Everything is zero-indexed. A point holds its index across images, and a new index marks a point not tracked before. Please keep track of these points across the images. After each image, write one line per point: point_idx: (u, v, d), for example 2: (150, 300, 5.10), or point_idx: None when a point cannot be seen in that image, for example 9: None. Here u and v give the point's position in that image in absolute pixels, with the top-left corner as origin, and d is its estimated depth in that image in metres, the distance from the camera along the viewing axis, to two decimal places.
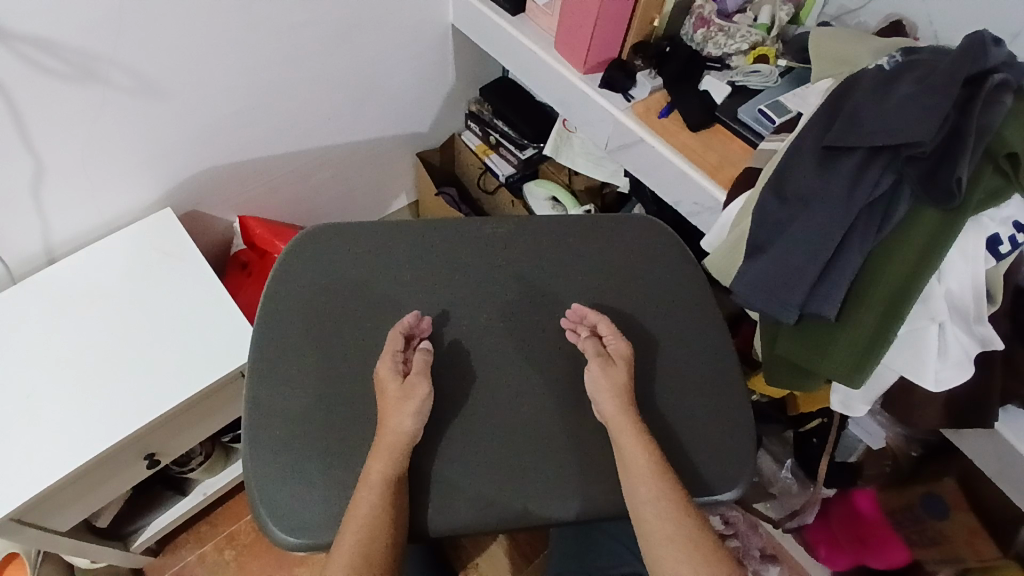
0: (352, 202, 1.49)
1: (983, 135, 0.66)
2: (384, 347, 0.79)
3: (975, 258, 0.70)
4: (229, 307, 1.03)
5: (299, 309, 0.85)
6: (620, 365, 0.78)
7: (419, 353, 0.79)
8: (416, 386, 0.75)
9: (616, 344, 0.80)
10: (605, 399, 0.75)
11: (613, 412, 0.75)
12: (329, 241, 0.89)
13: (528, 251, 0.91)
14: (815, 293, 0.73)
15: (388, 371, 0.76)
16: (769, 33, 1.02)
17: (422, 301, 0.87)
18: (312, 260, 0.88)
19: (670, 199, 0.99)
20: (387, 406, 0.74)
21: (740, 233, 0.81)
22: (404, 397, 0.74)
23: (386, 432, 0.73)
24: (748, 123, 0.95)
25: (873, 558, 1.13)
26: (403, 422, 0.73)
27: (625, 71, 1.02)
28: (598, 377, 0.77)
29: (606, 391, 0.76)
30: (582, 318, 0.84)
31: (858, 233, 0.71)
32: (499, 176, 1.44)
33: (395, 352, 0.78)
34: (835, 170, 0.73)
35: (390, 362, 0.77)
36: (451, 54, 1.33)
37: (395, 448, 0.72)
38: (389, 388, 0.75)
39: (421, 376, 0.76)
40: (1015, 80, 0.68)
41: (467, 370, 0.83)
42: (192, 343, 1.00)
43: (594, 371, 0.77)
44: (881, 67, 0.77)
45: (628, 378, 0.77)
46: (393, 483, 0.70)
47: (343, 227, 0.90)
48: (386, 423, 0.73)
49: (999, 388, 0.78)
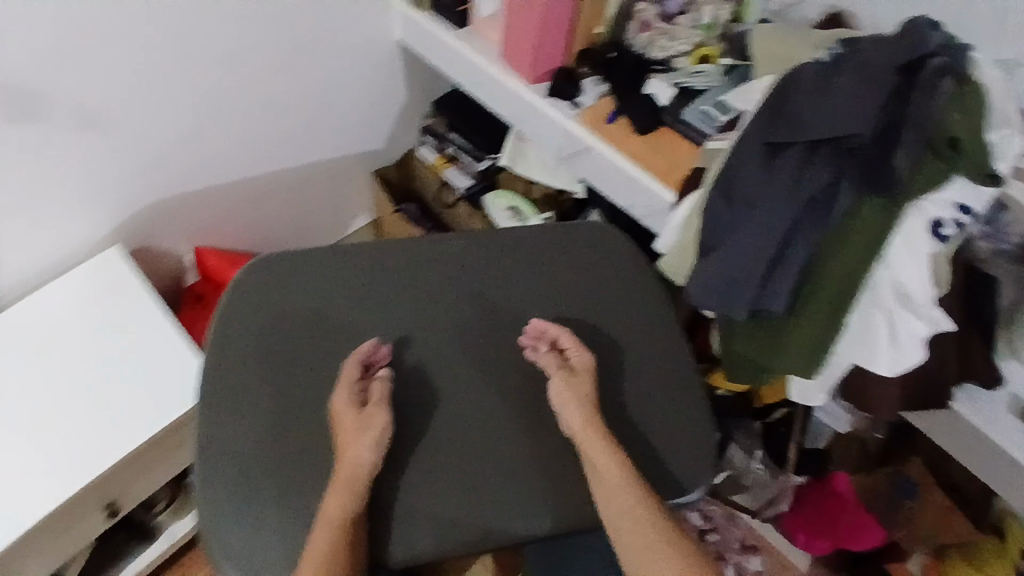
0: (308, 227, 1.46)
1: (920, 126, 0.68)
2: (341, 376, 0.78)
3: (921, 245, 0.70)
4: (177, 343, 1.01)
5: (251, 342, 0.82)
6: (583, 376, 0.79)
7: (377, 381, 0.78)
8: (375, 414, 0.75)
9: (578, 355, 0.81)
10: (571, 413, 0.76)
11: (580, 426, 0.75)
12: (279, 270, 0.86)
13: (485, 268, 0.89)
14: (764, 291, 0.74)
15: (345, 401, 0.76)
16: (711, 33, 1.02)
17: (379, 325, 0.86)
18: (261, 291, 0.85)
19: (623, 204, 0.99)
20: (345, 437, 0.74)
21: (691, 234, 0.84)
22: (364, 427, 0.74)
23: (348, 464, 0.72)
24: (692, 123, 0.95)
25: (851, 540, 1.13)
26: (360, 453, 0.72)
27: (570, 80, 1.01)
28: (562, 392, 0.78)
29: (572, 403, 0.77)
30: (542, 333, 0.84)
31: (803, 228, 0.72)
32: (459, 190, 1.38)
33: (351, 382, 0.78)
34: (778, 167, 0.73)
35: (346, 393, 0.77)
36: (401, 69, 1.32)
37: (354, 483, 0.71)
38: (346, 416, 0.75)
39: (380, 405, 0.76)
40: (955, 65, 0.69)
41: (428, 391, 0.82)
42: (142, 385, 0.98)
43: (556, 384, 0.78)
44: (821, 62, 0.78)
45: (592, 389, 0.78)
46: (349, 526, 0.70)
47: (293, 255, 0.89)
48: (345, 454, 0.73)
49: (950, 368, 0.78)
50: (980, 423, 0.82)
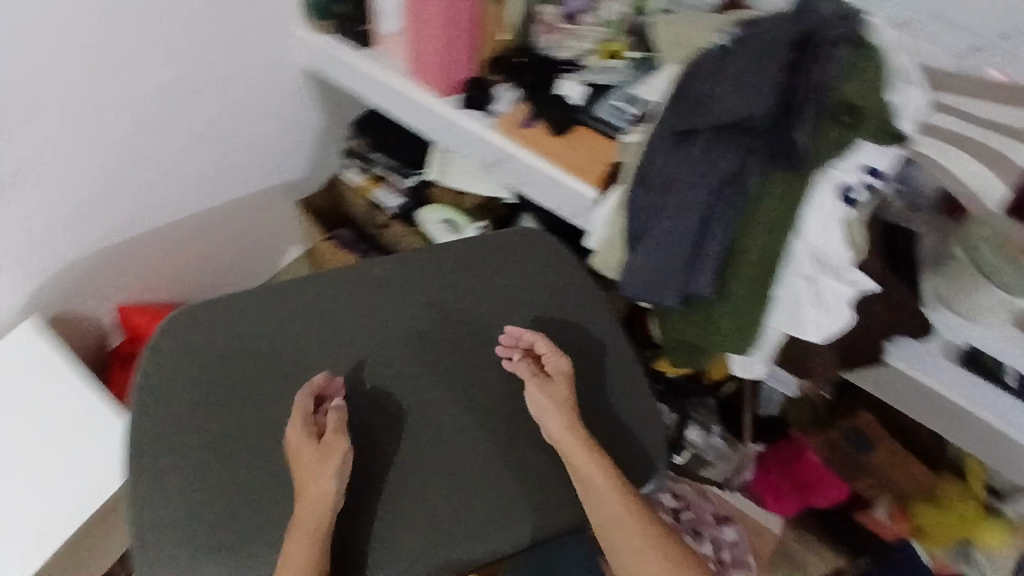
0: (239, 265, 1.41)
1: (816, 96, 0.70)
2: (293, 411, 0.77)
3: (831, 210, 0.73)
4: (97, 420, 1.01)
5: (187, 396, 0.79)
6: (559, 382, 0.81)
7: (331, 412, 0.77)
8: (334, 444, 0.74)
9: (555, 361, 0.82)
10: (552, 420, 0.78)
11: (562, 435, 0.77)
12: (210, 316, 0.84)
13: (415, 287, 0.88)
14: (692, 275, 0.76)
15: (300, 436, 0.75)
16: (616, 28, 1.03)
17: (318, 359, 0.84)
18: (191, 343, 0.82)
19: (551, 206, 0.99)
20: (305, 471, 0.73)
21: (620, 228, 0.87)
22: (324, 459, 0.73)
23: (311, 503, 0.71)
24: (606, 118, 0.95)
25: (815, 496, 1.18)
26: (329, 482, 0.72)
27: (481, 89, 1.01)
28: (540, 399, 0.80)
29: (551, 410, 0.79)
30: (519, 338, 0.85)
31: (720, 210, 0.74)
32: (391, 209, 1.35)
33: (304, 416, 0.76)
34: (689, 155, 0.75)
35: (300, 426, 0.75)
36: (312, 94, 1.30)
37: (318, 526, 0.71)
38: (305, 450, 0.74)
39: (339, 434, 0.75)
40: (842, 37, 0.72)
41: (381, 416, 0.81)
42: (69, 467, 0.98)
43: (533, 392, 0.80)
44: (721, 46, 0.80)
45: (569, 394, 0.80)
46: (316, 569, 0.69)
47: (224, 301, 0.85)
48: (306, 491, 0.72)
49: (879, 323, 0.79)
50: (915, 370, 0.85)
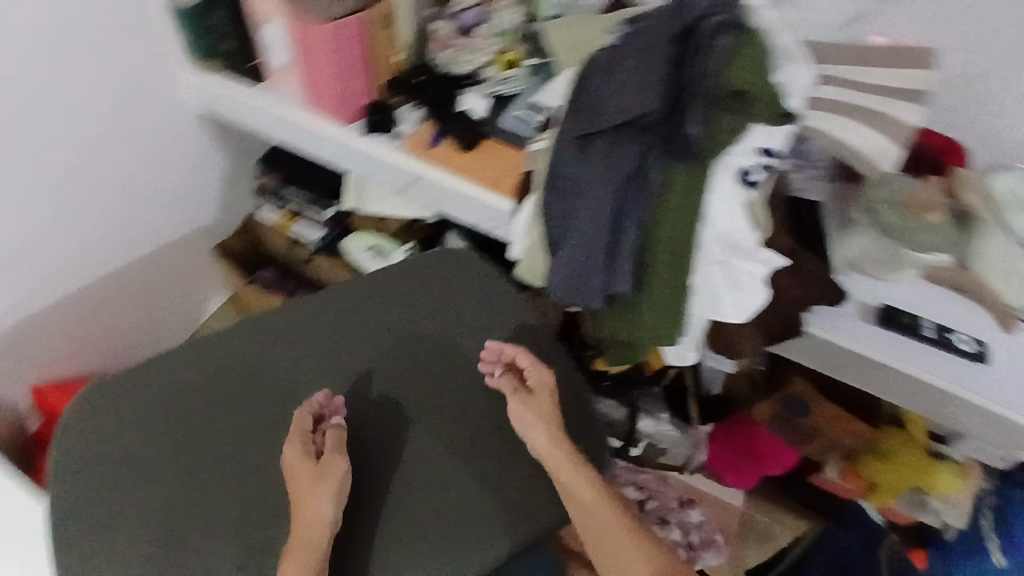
0: (157, 325, 1.33)
1: (701, 85, 0.72)
2: (291, 429, 0.83)
3: (731, 195, 0.75)
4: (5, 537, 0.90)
5: (140, 461, 0.83)
6: (541, 395, 0.86)
7: (331, 431, 0.82)
8: (330, 464, 0.79)
9: (537, 374, 0.87)
10: (538, 434, 0.83)
11: (547, 449, 0.82)
12: (146, 382, 0.88)
13: (338, 323, 0.93)
14: (611, 275, 0.77)
15: (299, 453, 0.81)
16: (512, 37, 1.03)
17: (261, 417, 0.87)
18: (132, 408, 0.86)
19: (472, 222, 0.98)
20: (301, 488, 0.78)
21: (536, 238, 0.87)
22: (321, 478, 0.78)
23: (307, 525, 0.76)
24: (512, 129, 0.95)
25: (772, 466, 1.20)
26: (319, 505, 0.77)
27: (382, 113, 1.00)
28: (524, 412, 0.84)
29: (535, 423, 0.83)
30: (499, 352, 0.89)
31: (628, 208, 0.75)
32: (313, 242, 1.31)
33: (303, 434, 0.82)
34: (591, 157, 0.76)
35: (299, 444, 0.81)
36: (212, 137, 1.26)
37: (315, 540, 0.76)
38: (302, 469, 0.79)
39: (337, 453, 0.80)
40: (724, 26, 0.73)
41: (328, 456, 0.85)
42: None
43: (516, 406, 0.84)
44: (610, 46, 0.81)
45: (552, 408, 0.85)
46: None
47: (161, 363, 0.90)
48: (303, 511, 0.77)
49: (793, 294, 0.81)
50: (838, 335, 0.84)
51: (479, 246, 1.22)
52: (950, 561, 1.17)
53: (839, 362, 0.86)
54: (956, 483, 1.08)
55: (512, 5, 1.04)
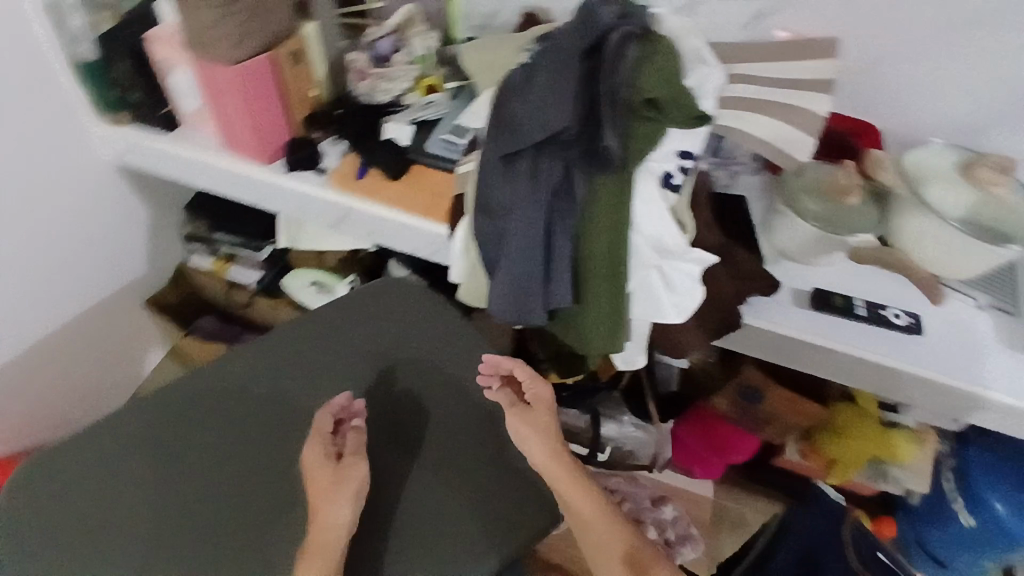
0: (96, 392, 1.30)
1: (615, 95, 0.72)
2: (313, 431, 0.83)
3: (656, 200, 0.77)
4: None
5: (83, 538, 0.79)
6: (539, 408, 0.88)
7: (352, 432, 0.83)
8: (350, 466, 0.80)
9: (533, 387, 0.88)
10: (534, 448, 0.85)
11: (544, 462, 0.84)
12: (82, 452, 0.84)
13: (284, 369, 0.93)
14: (550, 290, 0.78)
15: (319, 455, 0.81)
16: (429, 63, 1.03)
17: (210, 472, 0.85)
18: (67, 483, 0.82)
19: (408, 249, 0.98)
20: (320, 493, 0.78)
21: (474, 258, 0.86)
22: (340, 480, 0.79)
23: (323, 530, 0.76)
24: (439, 153, 0.95)
25: (733, 454, 1.23)
26: (337, 507, 0.77)
27: (305, 148, 0.98)
28: (519, 426, 0.86)
29: (531, 436, 0.85)
30: (496, 366, 0.90)
31: (558, 223, 0.77)
32: (250, 284, 1.31)
33: (324, 435, 0.82)
34: (517, 175, 0.76)
35: (320, 448, 0.82)
36: (133, 187, 1.21)
37: (330, 546, 0.75)
38: (321, 472, 0.80)
39: (357, 455, 0.81)
40: (630, 33, 0.75)
41: (284, 501, 0.83)
42: None
43: (512, 420, 0.86)
44: (524, 64, 0.81)
45: (550, 420, 0.87)
46: None
47: (97, 431, 0.86)
48: (319, 513, 0.77)
49: (728, 289, 0.83)
50: (774, 325, 0.85)
51: (422, 270, 1.18)
52: (915, 524, 1.21)
53: (781, 351, 0.88)
54: (912, 450, 1.11)
55: (427, 33, 1.04)
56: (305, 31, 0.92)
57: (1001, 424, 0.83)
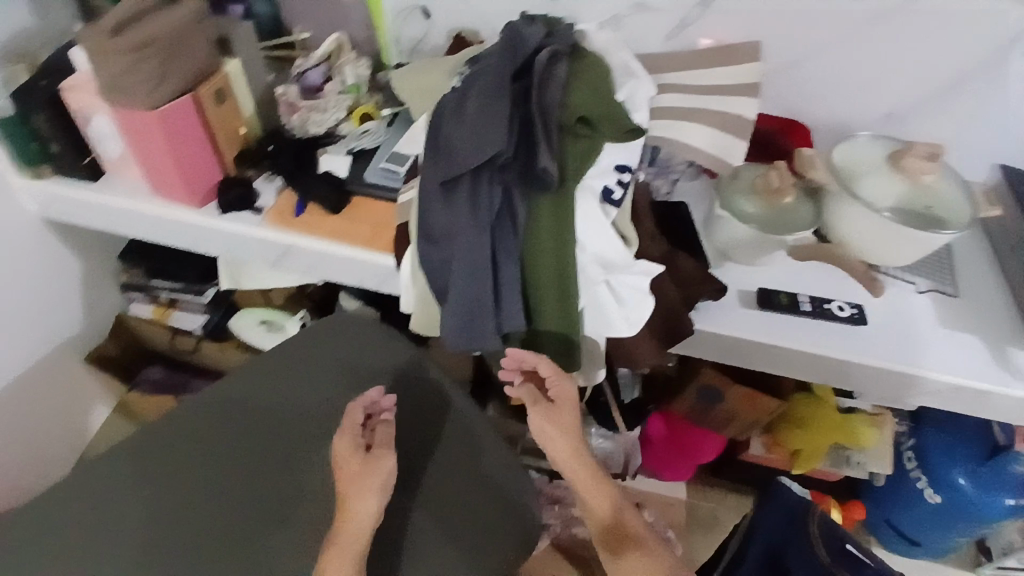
0: (41, 462, 1.24)
1: (547, 116, 0.73)
2: (343, 422, 0.80)
3: (598, 217, 0.76)
4: None
5: None
6: (564, 407, 0.81)
7: (382, 427, 0.81)
8: (379, 459, 0.78)
9: (559, 387, 0.80)
10: (557, 446, 0.81)
11: (566, 459, 0.81)
12: (38, 525, 0.81)
13: (238, 418, 0.91)
14: (501, 314, 0.77)
15: (348, 446, 0.79)
16: (362, 91, 1.02)
17: (204, 499, 0.84)
18: (43, 547, 0.79)
19: (355, 282, 0.96)
20: (349, 485, 0.76)
21: (423, 286, 0.84)
22: (368, 472, 0.77)
23: (348, 521, 0.75)
24: (379, 184, 0.94)
25: (699, 455, 1.24)
26: (365, 500, 0.75)
27: (237, 187, 0.94)
28: (542, 424, 0.80)
29: (557, 436, 0.81)
30: (520, 362, 0.80)
31: (501, 246, 0.76)
32: (195, 329, 1.26)
33: (354, 429, 0.80)
34: (457, 200, 0.75)
35: (351, 439, 0.79)
36: (63, 240, 1.14)
37: (357, 539, 0.74)
38: (350, 462, 0.78)
39: (385, 448, 0.79)
40: (554, 52, 0.77)
41: (280, 514, 0.83)
42: None
43: (535, 419, 0.81)
44: (455, 88, 0.81)
45: (575, 417, 0.82)
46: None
47: (53, 500, 0.83)
48: (347, 506, 0.75)
49: (676, 296, 0.83)
50: (720, 327, 0.86)
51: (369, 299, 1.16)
52: (880, 505, 1.24)
53: (734, 354, 0.89)
54: (872, 434, 1.14)
55: (356, 59, 1.02)
56: (228, 69, 0.89)
57: (951, 403, 0.87)
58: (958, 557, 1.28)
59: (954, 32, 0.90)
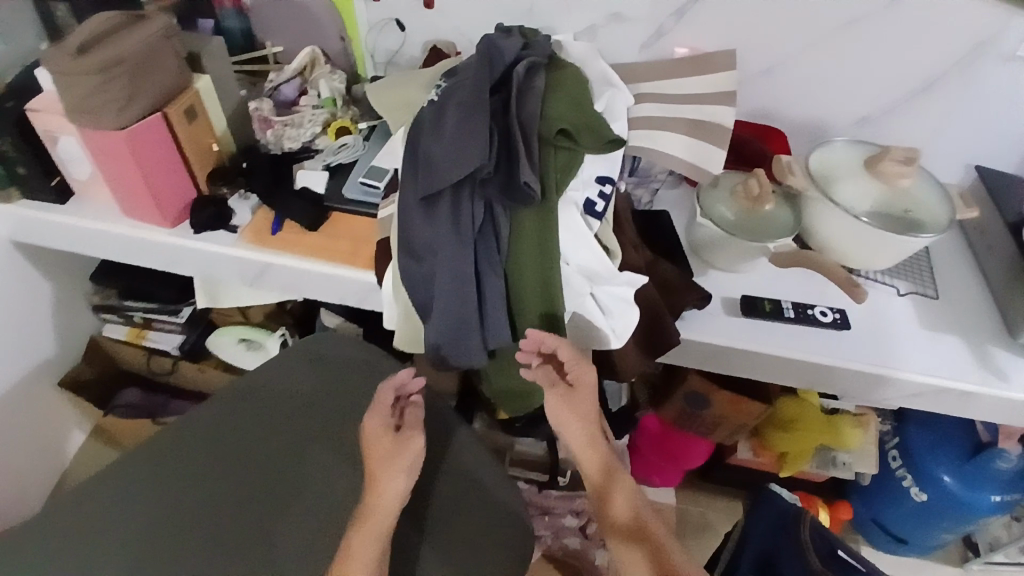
0: (19, 492, 1.22)
1: (527, 128, 0.73)
2: (375, 401, 0.80)
3: (581, 231, 0.76)
4: None
5: None
6: (582, 390, 0.77)
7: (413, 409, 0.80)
8: (411, 438, 0.78)
9: (577, 370, 0.77)
10: (572, 430, 0.77)
11: (579, 442, 0.77)
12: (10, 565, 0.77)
13: (220, 443, 0.88)
14: (487, 330, 0.76)
15: (378, 426, 0.79)
16: (338, 104, 1.00)
17: (205, 499, 0.83)
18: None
19: (337, 300, 0.94)
20: (377, 463, 0.76)
21: (406, 302, 0.82)
22: (398, 452, 0.77)
23: (377, 499, 0.75)
24: (358, 200, 0.92)
25: (688, 461, 1.24)
26: (394, 480, 0.75)
27: (212, 206, 0.92)
28: (559, 409, 0.76)
29: (573, 422, 0.76)
30: (538, 345, 0.74)
31: (485, 262, 0.74)
32: (172, 350, 1.22)
33: (385, 409, 0.80)
34: (439, 214, 0.74)
35: (381, 419, 0.79)
36: (33, 263, 1.10)
37: (384, 518, 0.74)
38: (381, 442, 0.78)
39: (416, 429, 0.79)
40: (530, 63, 0.78)
41: (277, 509, 0.83)
42: None
43: (551, 402, 0.76)
44: (433, 101, 0.79)
45: (592, 404, 0.78)
46: (381, 557, 0.72)
47: (29, 536, 0.80)
48: (376, 484, 0.75)
49: (661, 305, 0.82)
50: (705, 336, 0.86)
51: (349, 313, 1.15)
52: (868, 504, 1.25)
53: (721, 363, 0.89)
54: (857, 435, 1.15)
55: (329, 71, 1.01)
56: (198, 86, 0.87)
57: (935, 404, 0.87)
58: (945, 553, 1.29)
59: (926, 38, 0.91)
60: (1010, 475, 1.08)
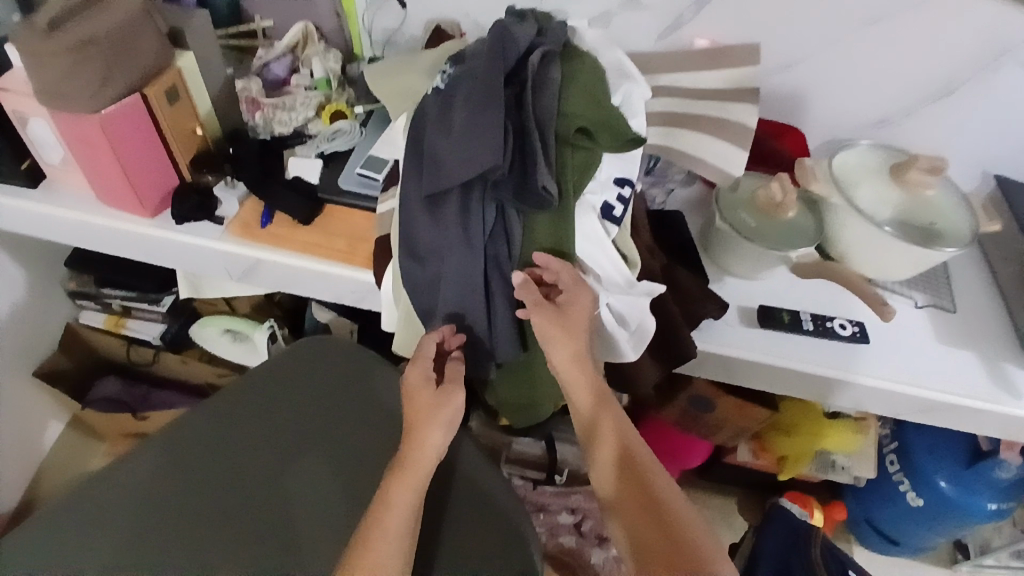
0: None
1: (544, 126, 0.67)
2: (415, 353, 0.70)
3: (597, 237, 0.72)
4: None
5: None
6: (575, 312, 0.69)
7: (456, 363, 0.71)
8: (452, 393, 0.70)
9: (573, 295, 0.68)
10: (558, 350, 0.68)
11: (566, 364, 0.69)
12: None
13: (205, 446, 0.83)
14: (496, 341, 0.72)
15: (418, 378, 0.70)
16: (331, 86, 0.94)
17: (188, 497, 0.79)
18: None
19: (332, 299, 0.89)
20: (420, 415, 0.69)
21: (406, 307, 0.76)
22: (439, 406, 0.69)
23: (416, 452, 0.68)
24: (354, 192, 0.87)
25: (686, 459, 1.23)
26: (434, 437, 0.68)
27: (196, 197, 0.85)
28: (549, 330, 0.68)
29: (562, 343, 0.68)
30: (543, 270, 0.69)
31: (496, 268, 0.70)
32: (152, 340, 1.17)
33: (427, 361, 0.70)
34: (445, 217, 0.68)
35: (420, 370, 0.70)
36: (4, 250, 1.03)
37: (418, 476, 0.67)
38: (421, 396, 0.70)
39: (457, 384, 0.70)
40: (547, 51, 0.71)
41: (264, 515, 0.79)
42: None
43: (538, 321, 0.67)
44: (438, 89, 0.73)
45: (583, 331, 0.69)
46: (412, 518, 0.66)
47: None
48: (415, 439, 0.68)
49: (677, 314, 0.79)
50: (721, 346, 0.83)
51: (348, 311, 1.09)
52: (863, 505, 1.25)
53: (735, 373, 0.85)
54: (855, 441, 1.12)
55: (324, 50, 0.94)
56: (180, 64, 0.80)
57: (948, 418, 0.85)
58: (936, 554, 1.30)
59: (958, 37, 0.86)
60: (1008, 482, 1.07)
